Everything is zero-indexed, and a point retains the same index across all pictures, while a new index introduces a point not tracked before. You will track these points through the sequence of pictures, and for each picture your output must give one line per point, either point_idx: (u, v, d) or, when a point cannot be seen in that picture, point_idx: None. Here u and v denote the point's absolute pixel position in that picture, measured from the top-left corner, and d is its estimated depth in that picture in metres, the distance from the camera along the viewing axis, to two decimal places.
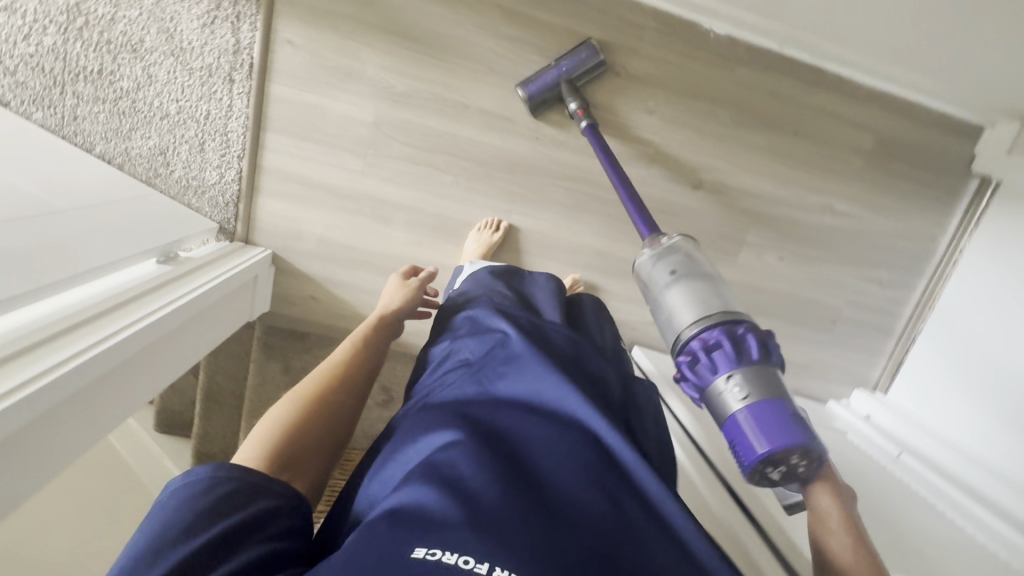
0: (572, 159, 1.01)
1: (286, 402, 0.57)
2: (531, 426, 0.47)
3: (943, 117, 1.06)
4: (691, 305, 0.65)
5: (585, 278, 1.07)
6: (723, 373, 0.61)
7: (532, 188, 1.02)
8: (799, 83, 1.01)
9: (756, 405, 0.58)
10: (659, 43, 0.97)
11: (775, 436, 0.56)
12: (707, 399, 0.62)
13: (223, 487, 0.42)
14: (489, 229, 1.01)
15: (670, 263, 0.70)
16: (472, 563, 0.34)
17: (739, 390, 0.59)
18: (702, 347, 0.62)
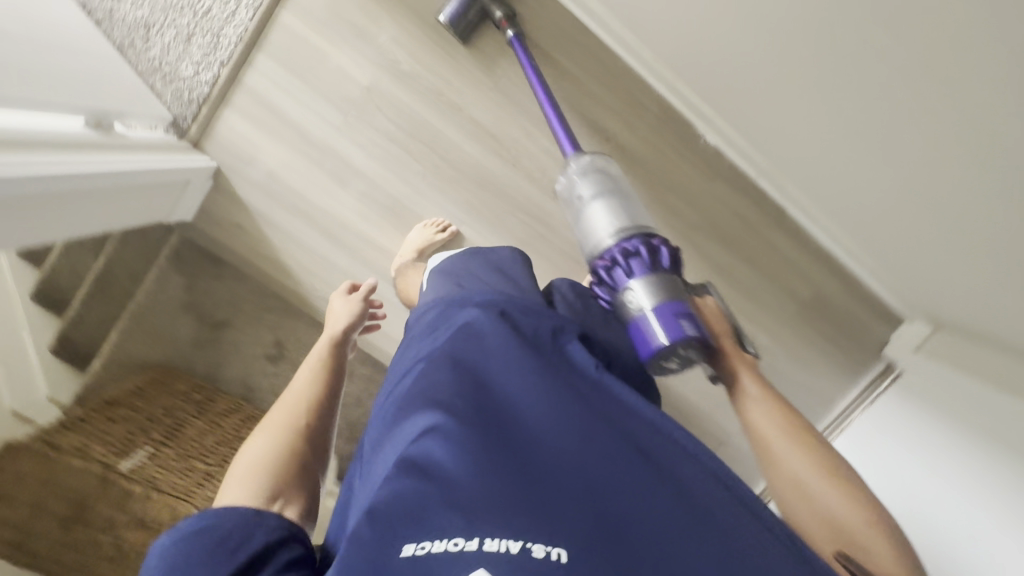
0: (538, 199, 1.03)
1: (260, 440, 0.63)
2: (492, 395, 0.50)
3: (872, 297, 1.14)
4: (605, 219, 0.69)
5: None
6: (621, 289, 0.65)
7: (491, 210, 1.03)
8: (762, 215, 1.07)
9: (648, 309, 0.62)
10: (654, 128, 1.02)
11: (667, 331, 0.59)
12: (614, 306, 0.66)
13: (221, 533, 0.48)
14: (435, 227, 1.00)
15: (593, 180, 0.74)
16: (461, 545, 0.39)
17: (634, 297, 0.63)
18: (602, 269, 0.67)
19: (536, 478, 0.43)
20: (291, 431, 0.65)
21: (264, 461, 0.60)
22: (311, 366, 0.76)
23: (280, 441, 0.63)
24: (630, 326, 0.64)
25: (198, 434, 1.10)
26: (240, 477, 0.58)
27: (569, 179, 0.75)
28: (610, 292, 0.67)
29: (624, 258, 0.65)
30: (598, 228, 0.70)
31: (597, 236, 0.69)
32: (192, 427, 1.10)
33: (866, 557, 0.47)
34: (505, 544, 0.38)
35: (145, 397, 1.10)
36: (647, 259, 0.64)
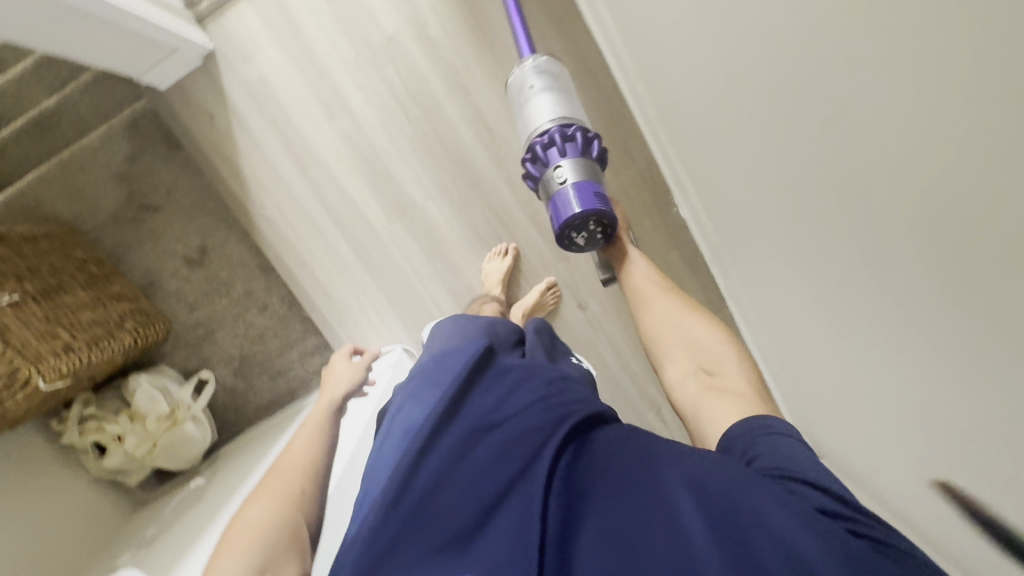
0: (508, 202, 1.06)
1: (256, 509, 0.61)
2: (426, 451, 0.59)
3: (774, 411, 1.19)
4: (550, 107, 0.75)
5: (440, 299, 1.10)
6: (551, 166, 0.71)
7: (460, 196, 1.05)
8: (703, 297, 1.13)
9: (568, 185, 0.69)
10: (632, 179, 1.10)
11: (582, 201, 0.68)
12: (540, 180, 0.72)
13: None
14: (500, 256, 1.06)
15: (545, 74, 0.78)
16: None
17: (560, 173, 0.70)
18: (538, 146, 0.72)
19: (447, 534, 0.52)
20: (293, 499, 0.63)
21: (260, 533, 0.59)
22: (309, 428, 0.73)
23: (277, 510, 0.61)
24: (549, 197, 0.71)
25: (75, 305, 1.01)
26: (235, 552, 0.57)
27: (522, 68, 0.79)
28: (540, 169, 0.73)
29: (562, 139, 0.72)
30: (542, 111, 0.75)
31: (540, 122, 0.75)
32: (73, 296, 1.02)
33: (720, 373, 0.62)
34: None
35: (38, 247, 1.01)
36: (580, 147, 0.72)
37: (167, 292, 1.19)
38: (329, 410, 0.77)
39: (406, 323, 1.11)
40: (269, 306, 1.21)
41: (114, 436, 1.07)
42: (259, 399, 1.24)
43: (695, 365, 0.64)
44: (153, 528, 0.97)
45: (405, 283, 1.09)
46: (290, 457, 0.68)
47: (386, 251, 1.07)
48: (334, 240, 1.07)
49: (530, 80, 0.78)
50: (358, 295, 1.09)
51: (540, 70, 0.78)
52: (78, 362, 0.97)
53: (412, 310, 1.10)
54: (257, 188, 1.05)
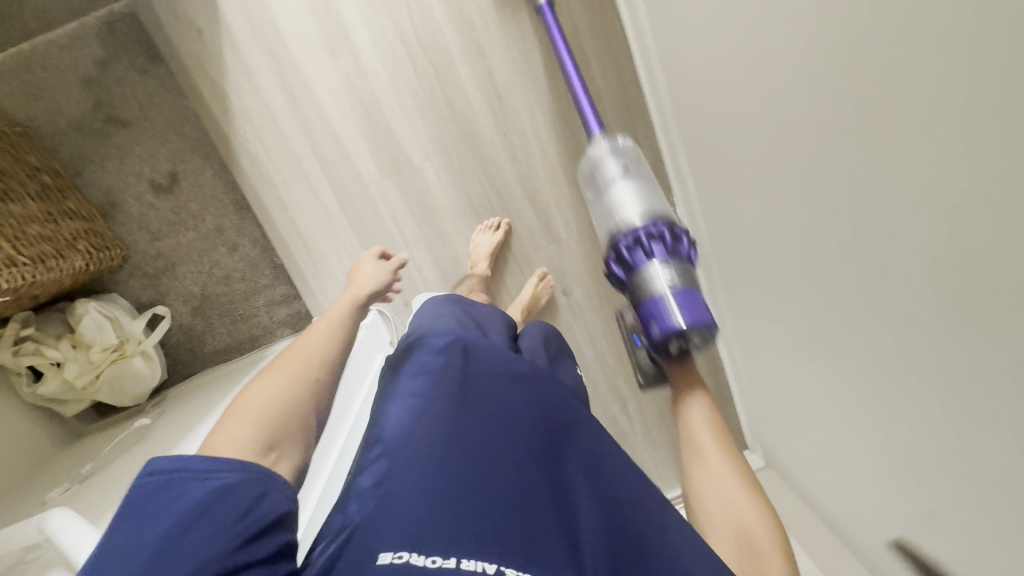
0: (508, 175, 1.02)
1: (266, 386, 0.59)
2: (446, 432, 0.56)
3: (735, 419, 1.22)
4: (650, 198, 0.71)
5: (423, 264, 1.06)
6: (658, 261, 0.64)
7: (459, 160, 1.01)
8: None
9: (675, 287, 0.61)
10: None
11: (693, 313, 0.59)
12: (644, 273, 0.64)
13: (239, 487, 0.47)
14: (492, 230, 1.03)
15: (639, 166, 0.76)
16: (439, 562, 0.46)
17: (670, 274, 0.63)
18: (645, 234, 0.66)
19: (506, 521, 0.50)
20: (306, 382, 0.60)
21: (270, 405, 0.56)
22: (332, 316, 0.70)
23: (287, 389, 0.59)
24: (653, 294, 0.62)
25: (24, 216, 0.91)
26: (243, 421, 0.55)
27: (608, 147, 0.78)
28: (642, 259, 0.65)
29: (670, 235, 0.65)
30: (641, 198, 0.71)
31: (634, 208, 0.70)
32: (23, 206, 0.92)
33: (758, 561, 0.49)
34: (481, 565, 0.46)
35: None
36: (687, 251, 0.65)
37: (128, 216, 1.10)
38: (351, 303, 0.74)
39: None
40: (240, 247, 1.14)
41: (53, 362, 0.99)
42: (217, 342, 1.18)
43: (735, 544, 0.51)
44: (92, 463, 0.91)
45: (389, 243, 1.04)
46: (307, 339, 0.66)
47: (373, 207, 1.02)
48: (320, 187, 1.01)
49: (613, 162, 0.77)
50: (338, 249, 1.04)
51: (633, 161, 0.77)
52: (25, 278, 0.87)
53: None
54: (242, 118, 0.98)
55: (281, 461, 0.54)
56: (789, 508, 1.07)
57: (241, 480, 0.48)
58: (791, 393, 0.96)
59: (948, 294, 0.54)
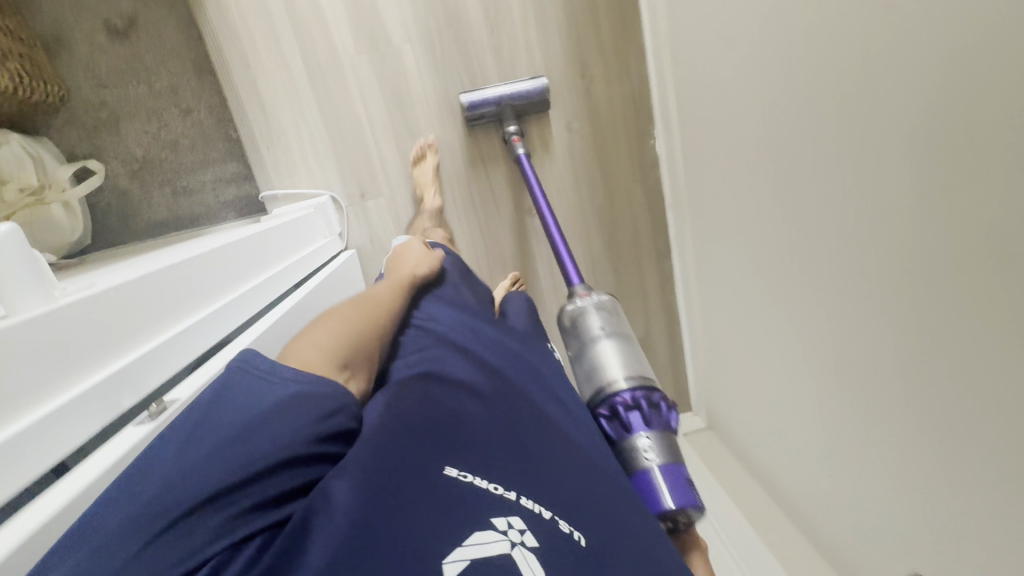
0: (491, 76, 0.99)
1: (342, 313, 0.60)
2: (508, 400, 0.60)
3: (679, 372, 1.24)
4: (625, 360, 0.70)
5: (389, 157, 1.01)
6: (638, 433, 0.64)
7: (443, 50, 0.97)
8: (651, 242, 1.15)
9: (661, 464, 0.62)
10: (621, 98, 1.05)
11: (677, 494, 0.60)
12: (629, 441, 0.64)
13: (322, 396, 0.47)
14: (422, 159, 1.00)
15: (610, 319, 0.75)
16: (501, 491, 0.46)
17: (648, 447, 0.63)
18: (620, 405, 0.66)
19: (552, 475, 0.51)
20: (376, 324, 0.62)
21: (349, 331, 0.57)
22: (391, 284, 0.72)
23: (361, 322, 0.60)
24: (643, 466, 0.62)
25: None
26: (327, 330, 0.55)
27: (580, 307, 0.77)
28: (620, 431, 0.65)
29: (646, 405, 0.66)
30: (616, 363, 0.70)
31: (618, 371, 0.69)
32: None
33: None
34: (539, 507, 0.45)
35: None
36: (661, 415, 0.66)
37: (73, 56, 1.01)
38: (405, 283, 0.75)
39: (346, 171, 1.00)
40: (194, 114, 1.07)
41: None
42: (153, 213, 1.09)
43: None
44: None
45: (357, 126, 0.98)
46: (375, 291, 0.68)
47: (343, 84, 0.96)
48: (289, 50, 0.94)
49: (594, 322, 0.75)
50: (300, 123, 0.97)
51: (603, 313, 0.76)
52: None
53: (355, 159, 1.00)
54: None
55: (351, 382, 0.55)
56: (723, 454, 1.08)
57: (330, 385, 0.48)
58: (747, 333, 0.96)
59: (926, 156, 0.53)
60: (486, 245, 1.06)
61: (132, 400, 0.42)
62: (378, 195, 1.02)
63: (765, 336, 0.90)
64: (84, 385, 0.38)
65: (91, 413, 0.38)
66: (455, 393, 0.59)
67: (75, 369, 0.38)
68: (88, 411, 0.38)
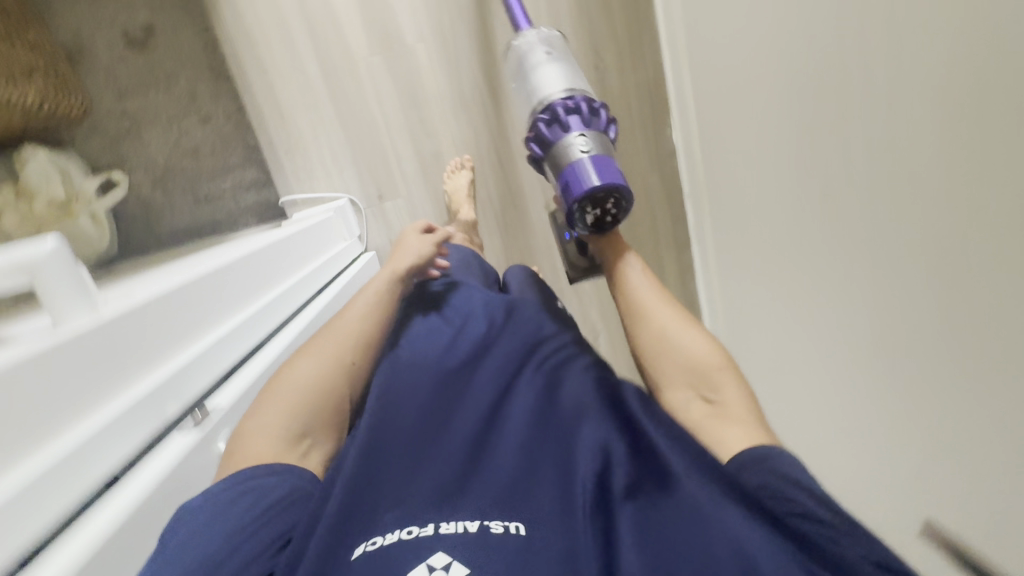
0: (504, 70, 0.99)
1: (304, 363, 0.55)
2: (442, 410, 0.55)
3: None
4: (566, 78, 0.72)
5: (405, 158, 1.01)
6: (574, 132, 0.66)
7: (455, 47, 0.96)
8: (669, 233, 1.15)
9: (595, 154, 0.64)
10: (637, 86, 1.05)
11: (601, 173, 0.62)
12: (565, 139, 0.66)
13: (268, 493, 0.44)
14: (457, 171, 1.01)
15: (555, 44, 0.76)
16: (417, 530, 0.40)
17: (584, 142, 0.65)
18: (560, 109, 0.68)
19: (489, 488, 0.44)
20: (343, 366, 0.57)
21: (306, 391, 0.53)
22: (370, 297, 0.66)
23: (321, 371, 0.55)
24: (575, 158, 0.64)
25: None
26: (276, 402, 0.51)
27: (528, 36, 0.77)
28: (556, 134, 0.68)
29: (583, 110, 0.68)
30: (555, 79, 0.72)
31: (558, 86, 0.71)
32: None
33: (717, 397, 0.53)
34: (461, 526, 0.40)
35: None
36: (601, 125, 0.68)
37: (94, 67, 1.02)
38: (389, 278, 0.69)
39: (364, 174, 1.01)
40: (213, 120, 1.08)
41: None
42: (176, 221, 1.10)
43: (693, 389, 0.55)
44: None
45: (372, 127, 0.99)
46: (345, 315, 0.63)
47: (358, 85, 0.97)
48: (304, 53, 0.95)
49: (539, 48, 0.76)
50: (316, 127, 0.98)
51: (547, 43, 0.76)
52: None
53: (372, 161, 1.00)
54: None
55: (312, 451, 0.51)
56: None
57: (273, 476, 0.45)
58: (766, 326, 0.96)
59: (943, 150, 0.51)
60: (505, 243, 1.07)
61: (176, 407, 0.44)
62: (395, 196, 1.03)
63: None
64: (132, 394, 0.41)
65: (138, 418, 0.40)
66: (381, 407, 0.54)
67: (122, 382, 0.40)
68: (138, 423, 0.40)
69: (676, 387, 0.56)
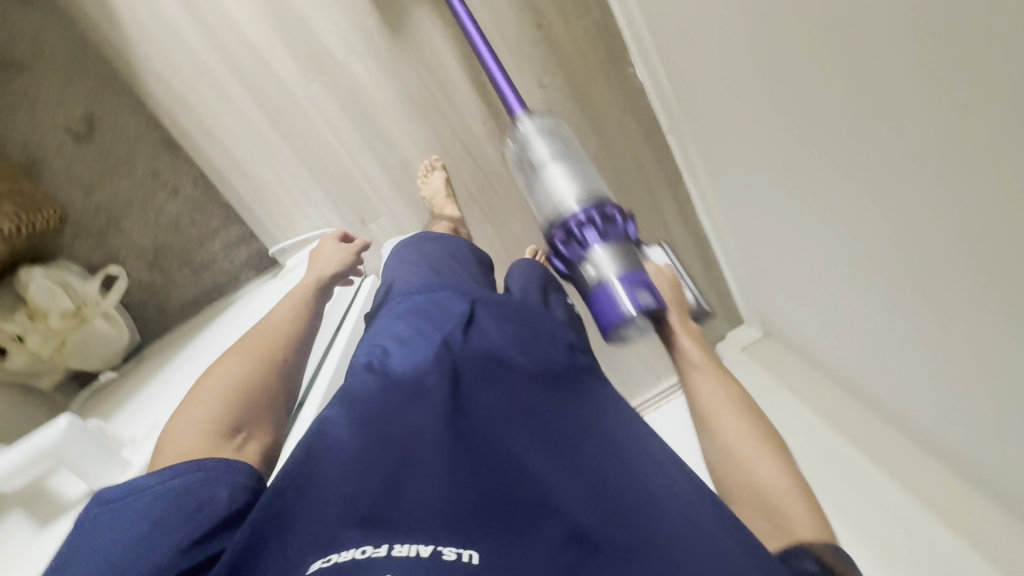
0: (446, 57, 0.94)
1: (233, 363, 0.61)
2: (432, 399, 0.50)
3: (722, 289, 1.24)
4: (571, 177, 0.73)
5: (375, 177, 0.99)
6: (591, 251, 0.66)
7: (390, 49, 0.92)
8: (657, 170, 1.11)
9: (620, 273, 0.63)
10: (585, 31, 0.99)
11: (630, 297, 0.60)
12: (587, 261, 0.66)
13: (201, 479, 0.46)
14: (430, 172, 0.98)
15: (551, 135, 0.79)
16: (369, 552, 0.37)
17: (602, 263, 0.64)
18: (573, 225, 0.68)
19: (462, 501, 0.41)
20: (269, 362, 0.63)
21: (235, 388, 0.58)
22: (295, 297, 0.75)
23: (249, 369, 0.61)
24: (601, 282, 0.63)
25: None
26: (203, 401, 0.56)
27: (524, 132, 0.80)
28: (574, 251, 0.68)
29: (599, 222, 0.67)
30: (562, 181, 0.73)
31: (566, 188, 0.72)
32: None
33: (783, 519, 0.45)
34: (415, 549, 0.37)
35: None
36: (620, 229, 0.67)
37: (54, 174, 1.01)
38: (312, 283, 0.78)
39: (341, 205, 1.00)
40: (181, 189, 1.08)
41: (12, 336, 0.89)
42: (183, 295, 1.12)
43: (755, 510, 0.47)
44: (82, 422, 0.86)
45: (333, 156, 0.97)
46: (272, 317, 0.70)
47: (306, 118, 0.94)
48: (244, 102, 0.92)
49: (540, 144, 0.78)
50: (280, 172, 0.97)
51: (543, 135, 0.79)
52: None
53: (344, 189, 0.99)
54: (140, 36, 0.88)
55: (246, 443, 0.54)
56: (782, 365, 1.11)
57: (194, 472, 0.47)
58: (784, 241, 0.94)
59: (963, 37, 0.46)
60: (497, 231, 1.05)
61: None
62: (377, 217, 1.02)
63: (806, 239, 0.87)
64: None
65: None
66: (370, 410, 0.50)
67: None
68: None
69: (740, 506, 0.48)
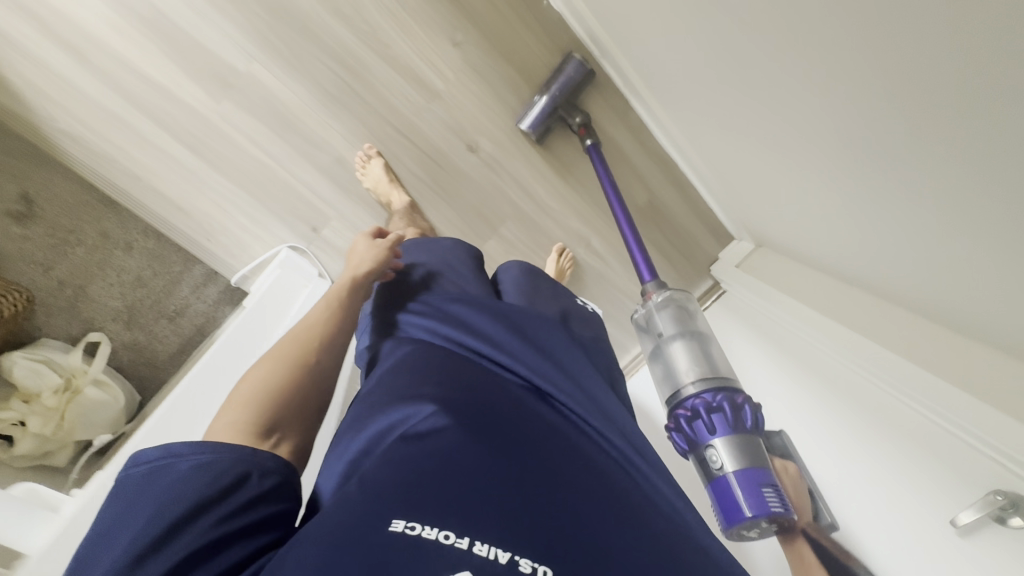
0: (349, 41, 0.90)
1: (263, 365, 0.55)
2: (500, 402, 0.50)
3: (704, 210, 1.18)
4: (698, 364, 0.79)
5: (314, 182, 0.96)
6: (713, 439, 0.73)
7: (290, 47, 0.89)
8: (600, 102, 1.06)
9: (741, 472, 0.71)
10: None
11: (754, 504, 0.69)
12: (710, 449, 0.73)
13: (224, 469, 0.41)
14: (366, 161, 0.94)
15: (678, 318, 0.85)
16: (452, 538, 0.36)
17: (722, 459, 0.72)
18: (700, 407, 0.74)
19: (537, 505, 0.40)
20: (302, 361, 0.56)
21: (265, 391, 0.52)
22: (329, 295, 0.67)
23: (281, 373, 0.54)
24: (723, 472, 0.72)
25: None
26: (233, 404, 0.50)
27: (653, 310, 0.87)
28: (691, 438, 0.75)
29: (716, 410, 0.74)
30: (689, 366, 0.79)
31: (691, 372, 0.78)
32: None
33: None
34: (494, 551, 0.36)
35: None
36: (746, 418, 0.74)
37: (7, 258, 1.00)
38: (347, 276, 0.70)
39: (288, 220, 0.97)
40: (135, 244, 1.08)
41: (14, 421, 0.89)
42: (168, 346, 1.11)
43: None
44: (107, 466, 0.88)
45: (265, 171, 0.94)
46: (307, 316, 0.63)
47: (229, 140, 0.91)
48: (162, 140, 0.90)
49: (665, 322, 0.86)
50: (217, 200, 0.94)
51: (676, 321, 0.85)
52: None
53: (287, 201, 0.96)
54: (37, 97, 0.85)
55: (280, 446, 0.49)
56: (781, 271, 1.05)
57: (215, 466, 0.41)
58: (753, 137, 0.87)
59: None
60: (453, 206, 1.01)
61: None
62: (328, 223, 0.98)
63: (772, 126, 0.80)
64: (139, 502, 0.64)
65: None
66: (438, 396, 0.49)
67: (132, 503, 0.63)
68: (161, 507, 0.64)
69: None
